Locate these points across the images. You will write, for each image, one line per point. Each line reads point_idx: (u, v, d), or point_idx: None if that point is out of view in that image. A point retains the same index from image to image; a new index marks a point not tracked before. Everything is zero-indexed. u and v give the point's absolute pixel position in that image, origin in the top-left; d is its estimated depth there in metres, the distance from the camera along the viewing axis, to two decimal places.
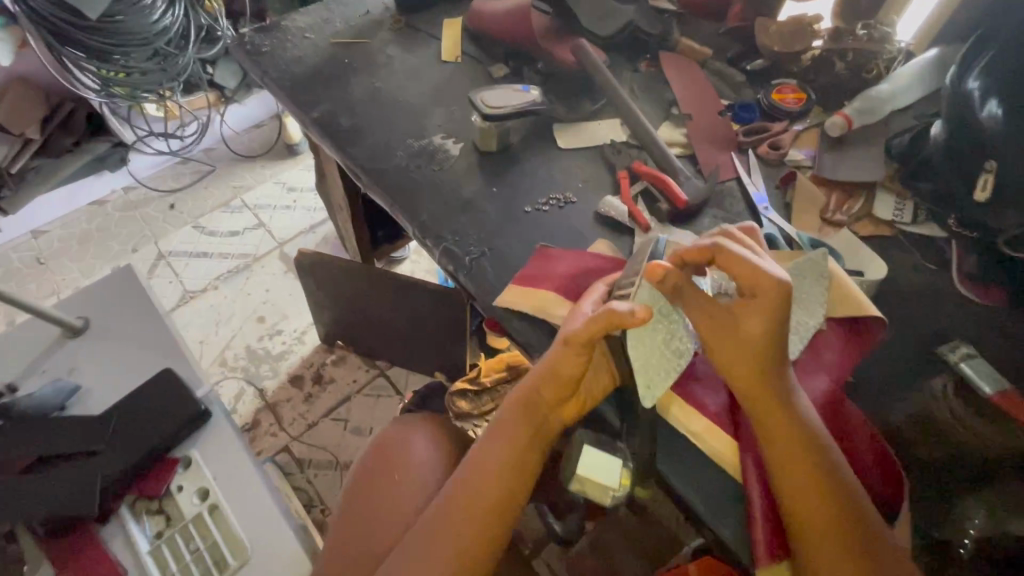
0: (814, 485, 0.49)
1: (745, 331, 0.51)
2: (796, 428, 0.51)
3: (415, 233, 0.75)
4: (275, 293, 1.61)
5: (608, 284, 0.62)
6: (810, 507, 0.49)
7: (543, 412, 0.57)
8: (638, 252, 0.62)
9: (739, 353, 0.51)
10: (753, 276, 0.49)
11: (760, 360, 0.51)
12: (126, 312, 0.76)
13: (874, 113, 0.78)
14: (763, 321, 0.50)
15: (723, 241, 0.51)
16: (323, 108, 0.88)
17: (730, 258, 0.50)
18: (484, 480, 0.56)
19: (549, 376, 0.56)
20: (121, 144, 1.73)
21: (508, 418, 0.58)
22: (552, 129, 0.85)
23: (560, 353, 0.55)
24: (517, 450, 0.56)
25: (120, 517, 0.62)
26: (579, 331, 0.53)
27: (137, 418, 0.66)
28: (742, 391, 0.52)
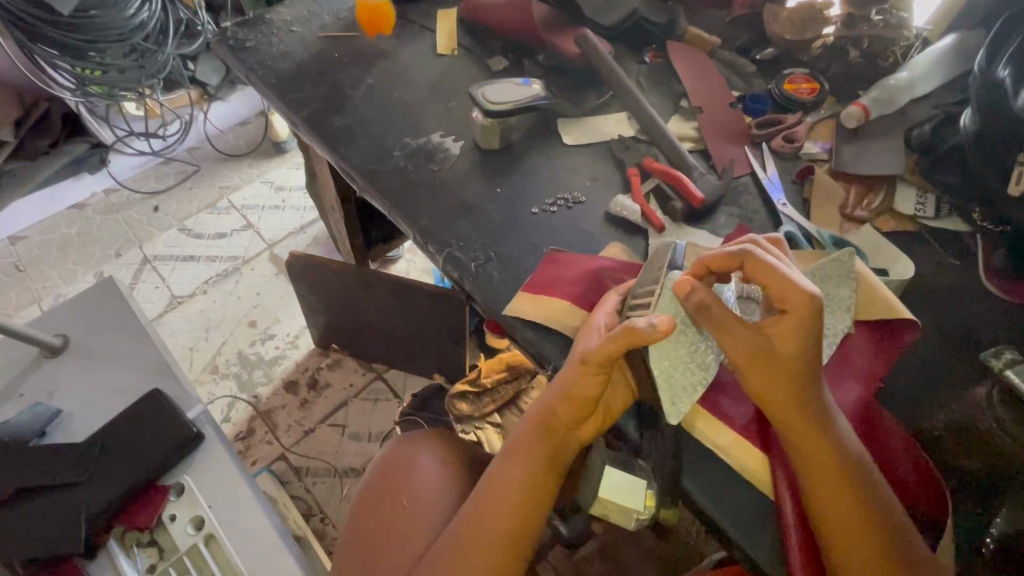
0: (852, 503, 0.47)
1: (777, 342, 0.48)
2: (832, 442, 0.48)
3: (416, 238, 0.71)
4: (266, 296, 1.56)
5: (623, 291, 0.59)
6: (849, 525, 0.47)
7: (561, 432, 0.54)
8: (654, 257, 0.59)
9: (770, 366, 0.49)
10: (782, 289, 0.48)
11: (793, 372, 0.48)
12: (109, 328, 0.72)
13: (892, 104, 0.75)
14: (796, 335, 0.48)
15: (753, 249, 0.50)
16: (314, 106, 0.83)
17: (759, 268, 0.49)
18: (500, 504, 0.53)
19: (565, 397, 0.53)
20: (99, 145, 1.68)
21: (523, 438, 0.55)
22: (556, 124, 0.81)
23: (576, 372, 0.52)
24: (534, 472, 0.54)
25: (109, 551, 0.58)
26: (597, 350, 0.50)
27: (126, 443, 0.61)
28: (774, 405, 0.49)
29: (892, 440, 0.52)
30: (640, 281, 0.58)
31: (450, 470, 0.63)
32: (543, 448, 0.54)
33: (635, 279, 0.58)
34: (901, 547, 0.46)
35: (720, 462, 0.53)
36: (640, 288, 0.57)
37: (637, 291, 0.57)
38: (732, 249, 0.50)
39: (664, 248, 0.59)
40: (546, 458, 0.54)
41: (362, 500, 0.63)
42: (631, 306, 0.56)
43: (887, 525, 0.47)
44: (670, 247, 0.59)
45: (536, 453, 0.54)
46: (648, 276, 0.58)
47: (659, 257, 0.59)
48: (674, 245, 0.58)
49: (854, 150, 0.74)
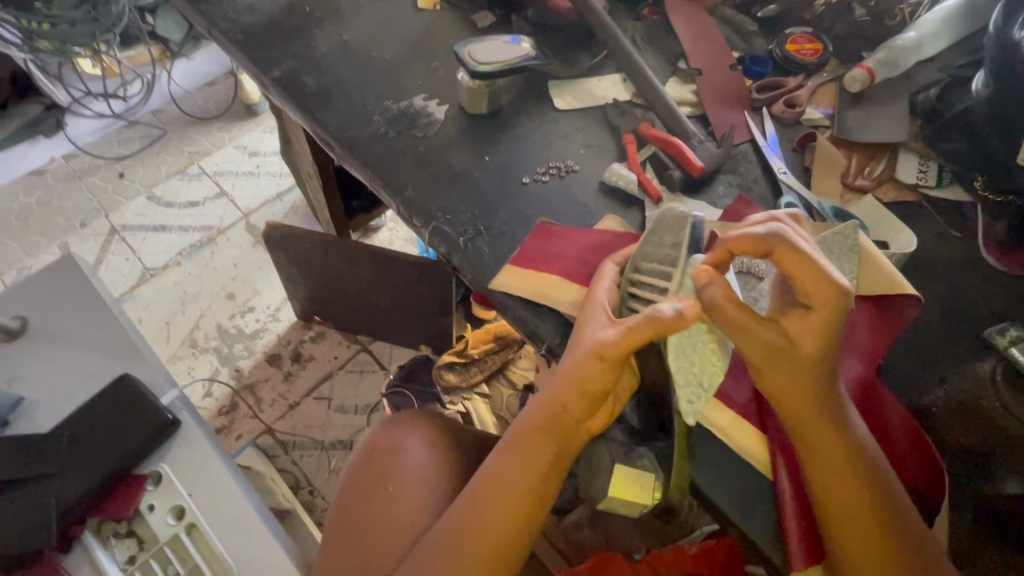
0: (857, 492, 0.46)
1: (797, 345, 0.45)
2: (839, 430, 0.47)
3: (401, 210, 0.67)
4: (244, 267, 1.50)
5: (620, 257, 0.57)
6: (853, 513, 0.46)
7: (566, 428, 0.50)
8: (660, 226, 0.56)
9: (789, 367, 0.46)
10: (806, 280, 0.44)
11: (809, 371, 0.46)
12: (67, 308, 0.67)
13: (896, 66, 0.72)
14: (818, 336, 0.45)
15: (783, 230, 0.44)
16: (286, 66, 0.76)
17: (789, 256, 0.44)
18: (497, 499, 0.51)
19: (573, 388, 0.49)
20: (54, 106, 1.63)
21: (525, 432, 0.52)
22: (548, 88, 0.76)
23: (590, 364, 0.47)
24: (535, 468, 0.51)
25: (84, 545, 0.55)
26: (614, 342, 0.46)
27: (95, 433, 0.58)
28: (784, 396, 0.47)
29: (894, 422, 0.51)
30: (644, 252, 0.55)
31: (441, 456, 0.62)
32: (548, 446, 0.51)
33: (637, 247, 0.56)
34: (899, 530, 0.46)
35: (719, 443, 0.52)
36: (650, 264, 0.54)
37: (643, 263, 0.55)
38: (761, 229, 0.45)
39: (679, 221, 0.55)
40: (550, 454, 0.51)
41: (351, 482, 0.62)
42: (635, 275, 0.54)
43: (889, 512, 0.46)
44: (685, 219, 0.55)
45: (539, 449, 0.51)
46: (659, 252, 0.55)
47: (666, 225, 0.56)
48: (689, 219, 0.55)
49: (856, 115, 0.71)
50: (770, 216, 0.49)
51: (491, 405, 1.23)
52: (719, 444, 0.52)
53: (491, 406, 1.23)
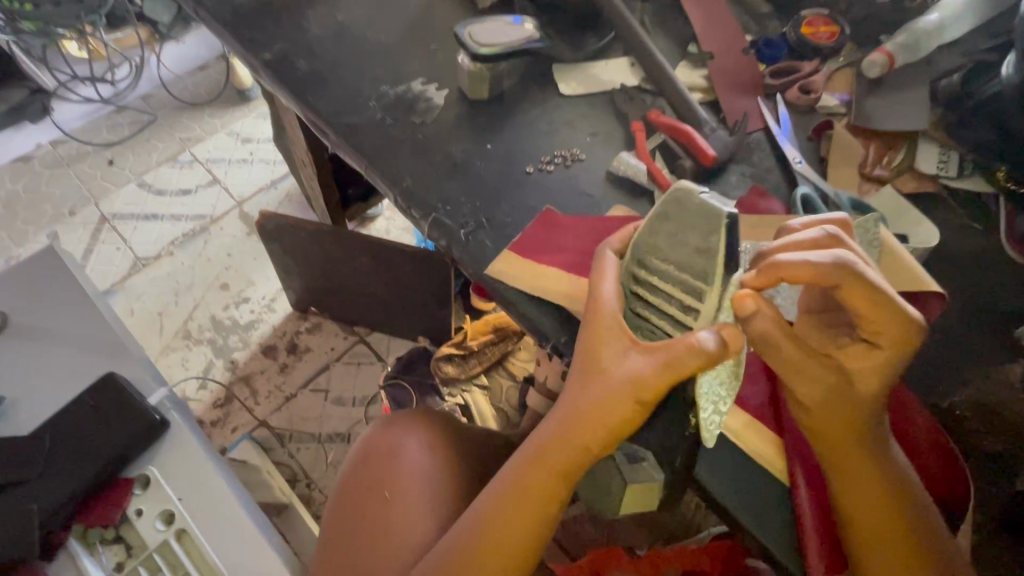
0: (886, 513, 0.45)
1: (856, 384, 0.43)
2: (871, 449, 0.45)
3: (398, 201, 0.63)
4: (237, 257, 1.46)
5: (621, 240, 0.50)
6: (880, 531, 0.45)
7: (583, 456, 0.47)
8: (676, 216, 0.44)
9: (843, 404, 0.44)
10: (882, 318, 0.41)
11: (864, 406, 0.44)
12: (49, 302, 0.64)
13: (917, 51, 0.69)
14: (878, 372, 0.43)
15: (851, 263, 0.40)
16: (277, 48, 0.73)
17: (858, 293, 0.40)
18: (508, 519, 0.48)
19: (596, 412, 0.45)
20: (39, 91, 1.57)
21: (539, 455, 0.48)
22: (552, 72, 0.72)
23: (624, 396, 0.44)
24: (547, 494, 0.48)
25: (69, 552, 0.53)
26: (650, 376, 0.43)
27: (80, 435, 0.56)
28: (821, 420, 0.45)
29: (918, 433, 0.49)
30: (652, 245, 0.45)
31: (444, 466, 0.59)
32: (562, 472, 0.47)
33: (646, 238, 0.46)
34: (921, 538, 0.45)
35: (732, 448, 0.50)
36: (670, 272, 0.45)
37: (657, 264, 0.45)
38: (826, 261, 0.39)
39: (708, 215, 0.43)
40: (564, 482, 0.48)
41: (347, 486, 0.60)
42: (639, 271, 0.46)
43: (914, 525, 0.45)
44: (718, 214, 0.43)
45: (552, 476, 0.48)
46: (681, 254, 0.44)
47: (687, 215, 0.44)
48: (723, 219, 0.42)
49: (875, 103, 0.68)
50: (818, 233, 0.43)
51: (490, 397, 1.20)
52: (732, 449, 0.50)
53: (490, 398, 1.20)
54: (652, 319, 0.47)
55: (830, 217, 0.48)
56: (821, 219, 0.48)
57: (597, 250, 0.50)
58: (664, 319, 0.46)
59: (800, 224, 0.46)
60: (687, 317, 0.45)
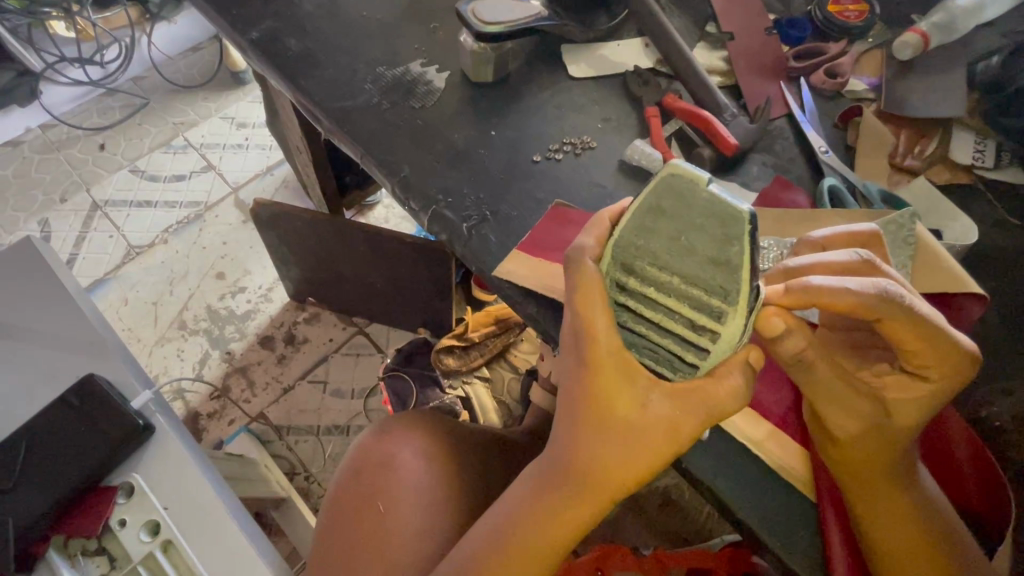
0: (920, 545, 0.42)
1: (895, 418, 0.40)
2: (906, 478, 0.42)
3: (396, 192, 0.59)
4: (233, 245, 1.42)
5: (598, 238, 0.40)
6: (916, 565, 0.42)
7: (596, 497, 0.41)
8: (673, 212, 0.35)
9: (879, 437, 0.40)
10: (930, 352, 0.38)
11: (907, 442, 0.41)
12: (25, 299, 0.60)
13: (954, 31, 0.65)
14: (923, 408, 0.40)
15: (900, 294, 0.36)
16: (265, 27, 0.68)
17: (903, 328, 0.37)
18: (512, 558, 0.43)
19: (615, 442, 0.40)
20: (27, 73, 1.50)
21: (544, 495, 0.42)
22: (561, 53, 0.68)
23: (651, 436, 0.40)
24: (555, 540, 0.43)
25: (49, 563, 0.50)
26: (684, 422, 0.39)
27: (61, 442, 0.53)
28: (852, 451, 0.41)
29: (950, 450, 0.47)
30: (648, 250, 0.36)
31: (440, 486, 0.56)
32: (573, 517, 0.42)
33: (639, 240, 0.37)
34: (957, 563, 0.42)
35: (755, 460, 0.47)
36: (672, 284, 0.36)
37: (652, 272, 0.37)
38: (866, 291, 0.36)
39: (721, 217, 0.34)
40: (573, 528, 0.42)
41: (339, 499, 0.57)
42: (626, 278, 0.38)
43: (951, 553, 0.42)
44: (736, 216, 0.34)
45: (560, 522, 0.42)
46: (687, 264, 0.35)
47: (690, 215, 0.35)
48: (744, 223, 0.33)
49: (906, 87, 0.64)
50: (850, 256, 0.39)
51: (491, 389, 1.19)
52: (755, 462, 0.47)
53: (491, 391, 1.19)
54: (651, 336, 0.39)
55: (856, 230, 0.45)
56: (845, 232, 0.45)
57: (570, 248, 0.40)
58: (667, 336, 0.39)
59: (822, 236, 0.44)
60: (702, 339, 0.38)
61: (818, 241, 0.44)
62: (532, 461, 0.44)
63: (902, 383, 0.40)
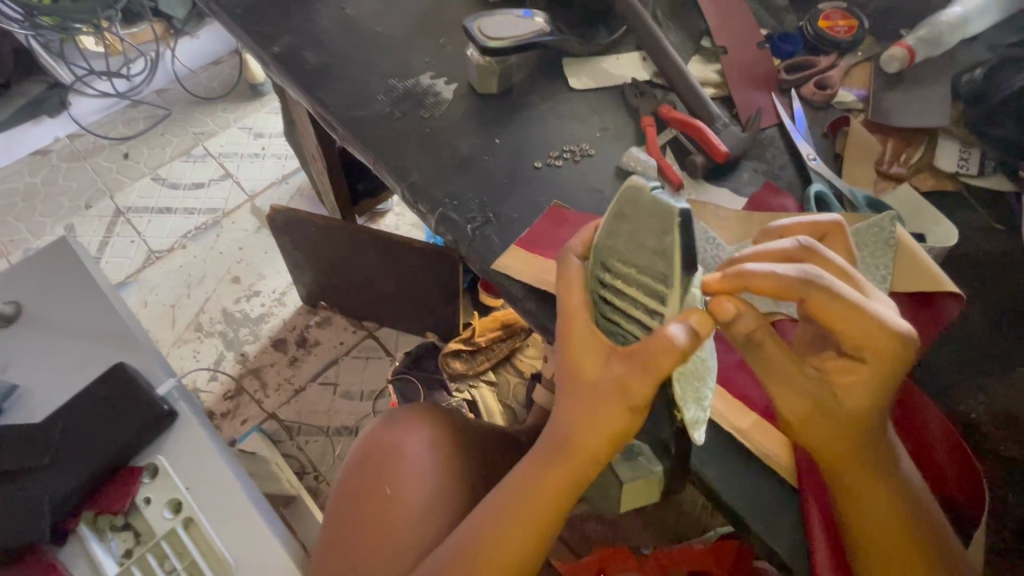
0: (892, 526, 0.44)
1: (840, 399, 0.42)
2: (873, 462, 0.44)
3: (406, 196, 0.63)
4: (248, 251, 1.47)
5: (585, 242, 0.45)
6: (890, 541, 0.44)
7: (582, 471, 0.46)
8: (633, 215, 0.39)
9: (827, 418, 0.42)
10: (863, 335, 0.40)
11: (860, 424, 0.42)
12: (63, 295, 0.65)
13: (940, 44, 0.68)
14: (866, 393, 0.41)
15: (817, 275, 0.39)
16: (286, 42, 0.73)
17: (829, 306, 0.39)
18: (504, 536, 0.47)
19: (587, 425, 0.44)
20: (58, 85, 1.59)
21: (536, 470, 0.47)
22: (563, 66, 0.72)
23: (615, 408, 0.42)
24: (543, 513, 0.46)
25: (79, 536, 0.54)
26: (637, 385, 0.40)
27: (89, 424, 0.57)
28: (811, 435, 0.43)
29: (930, 439, 0.49)
30: (613, 246, 0.41)
31: (444, 471, 0.59)
32: (558, 491, 0.46)
33: (606, 237, 0.41)
34: (933, 541, 0.44)
35: (740, 449, 0.49)
36: (634, 275, 0.41)
37: (623, 268, 0.41)
38: (789, 274, 0.38)
39: (658, 214, 0.38)
40: (558, 499, 0.47)
41: (347, 486, 0.59)
42: (607, 276, 0.43)
43: (925, 532, 0.44)
44: (669, 213, 0.37)
45: (547, 497, 0.46)
46: (639, 258, 0.40)
47: (642, 216, 0.39)
48: (675, 217, 0.37)
49: (894, 99, 0.67)
50: (790, 244, 0.42)
51: (498, 393, 1.20)
52: (740, 451, 0.49)
53: (497, 395, 1.21)
54: (627, 327, 0.44)
55: (816, 221, 0.47)
56: (808, 222, 0.47)
57: (560, 252, 0.45)
58: (637, 325, 0.43)
59: (779, 226, 0.47)
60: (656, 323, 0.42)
61: (776, 231, 0.47)
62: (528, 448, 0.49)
63: (848, 367, 0.42)
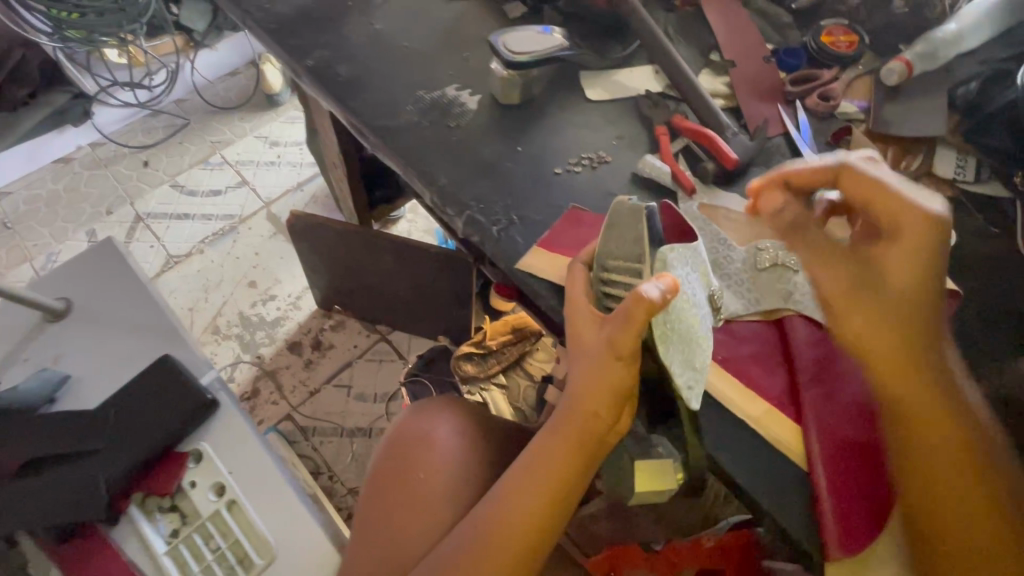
0: (952, 432, 0.47)
1: (883, 270, 0.49)
2: (929, 370, 0.47)
3: (434, 200, 0.67)
4: (265, 256, 1.52)
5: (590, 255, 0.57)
6: (931, 439, 0.47)
7: (591, 434, 0.51)
8: (615, 221, 0.53)
9: (872, 291, 0.48)
10: (892, 208, 0.49)
11: (902, 300, 0.48)
12: (110, 291, 0.69)
13: (936, 59, 0.71)
14: (904, 261, 0.48)
15: (849, 160, 0.52)
16: (318, 55, 0.77)
17: (859, 181, 0.50)
18: (525, 497, 0.51)
19: (592, 389, 0.51)
20: (81, 96, 1.63)
21: (551, 436, 0.53)
22: (579, 78, 0.76)
23: (607, 364, 0.50)
24: (562, 470, 0.52)
25: (130, 516, 0.57)
26: (623, 339, 0.48)
27: (137, 412, 0.60)
28: (868, 333, 0.48)
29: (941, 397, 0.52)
30: (607, 249, 0.53)
31: (470, 453, 0.63)
32: (571, 454, 0.52)
33: (600, 244, 0.54)
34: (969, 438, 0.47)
35: (753, 435, 0.53)
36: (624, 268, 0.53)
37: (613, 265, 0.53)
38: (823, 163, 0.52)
39: (630, 213, 0.52)
40: (572, 461, 0.52)
41: (379, 470, 0.63)
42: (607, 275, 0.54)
43: (961, 432, 0.47)
44: (636, 210, 0.52)
45: (563, 454, 0.52)
46: (624, 251, 0.53)
47: (619, 219, 0.53)
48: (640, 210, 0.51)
49: (894, 109, 0.71)
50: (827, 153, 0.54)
51: (508, 395, 1.23)
52: (753, 437, 0.53)
53: (508, 397, 1.23)
54: None
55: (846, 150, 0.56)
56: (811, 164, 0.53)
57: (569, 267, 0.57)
58: None
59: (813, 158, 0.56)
60: None
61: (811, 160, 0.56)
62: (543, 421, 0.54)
63: (915, 265, 0.48)
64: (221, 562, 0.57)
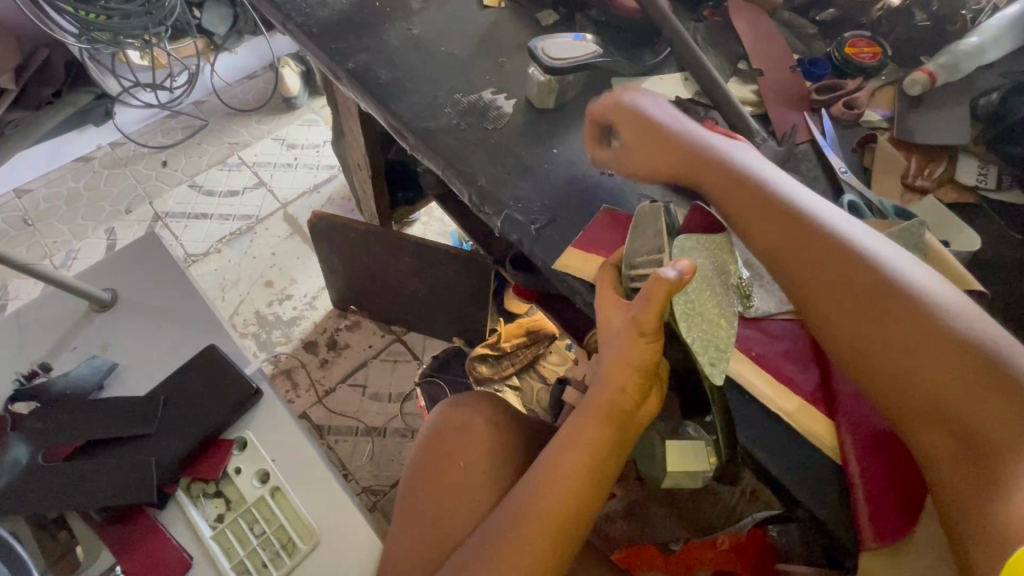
0: (795, 235, 0.53)
1: (649, 141, 0.63)
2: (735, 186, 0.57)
3: (472, 199, 0.69)
4: (282, 256, 1.54)
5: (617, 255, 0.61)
6: (773, 245, 0.54)
7: (620, 415, 0.53)
8: (641, 222, 0.59)
9: (657, 161, 0.62)
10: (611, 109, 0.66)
11: (670, 149, 0.62)
12: (157, 283, 0.71)
13: (958, 71, 0.74)
14: (644, 126, 0.63)
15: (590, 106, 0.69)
16: (359, 58, 0.80)
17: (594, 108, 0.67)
18: (558, 480, 0.52)
19: (618, 371, 0.52)
20: (104, 96, 1.62)
21: (580, 419, 0.54)
22: (611, 85, 0.78)
23: (632, 345, 0.51)
24: (593, 451, 0.53)
25: (178, 500, 0.60)
26: (648, 318, 0.48)
27: (185, 399, 0.63)
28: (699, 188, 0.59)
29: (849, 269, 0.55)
30: (634, 249, 0.58)
31: (502, 443, 0.64)
32: (603, 435, 0.53)
33: (626, 247, 0.58)
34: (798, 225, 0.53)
35: (789, 429, 0.55)
36: (650, 262, 0.56)
37: (640, 261, 0.57)
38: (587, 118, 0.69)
39: (649, 212, 0.59)
40: (603, 443, 0.53)
41: (418, 463, 0.64)
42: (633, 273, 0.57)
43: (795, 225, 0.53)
44: (653, 210, 0.59)
45: (594, 434, 0.53)
46: (647, 245, 0.58)
47: (641, 223, 0.59)
48: (658, 207, 0.59)
49: (918, 119, 0.73)
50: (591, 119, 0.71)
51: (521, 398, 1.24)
52: (789, 431, 0.55)
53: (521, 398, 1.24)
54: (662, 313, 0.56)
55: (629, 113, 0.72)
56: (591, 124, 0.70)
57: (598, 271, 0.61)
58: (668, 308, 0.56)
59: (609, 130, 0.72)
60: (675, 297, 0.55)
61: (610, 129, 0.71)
62: (572, 408, 0.55)
63: (679, 142, 0.61)
64: (265, 547, 0.58)
